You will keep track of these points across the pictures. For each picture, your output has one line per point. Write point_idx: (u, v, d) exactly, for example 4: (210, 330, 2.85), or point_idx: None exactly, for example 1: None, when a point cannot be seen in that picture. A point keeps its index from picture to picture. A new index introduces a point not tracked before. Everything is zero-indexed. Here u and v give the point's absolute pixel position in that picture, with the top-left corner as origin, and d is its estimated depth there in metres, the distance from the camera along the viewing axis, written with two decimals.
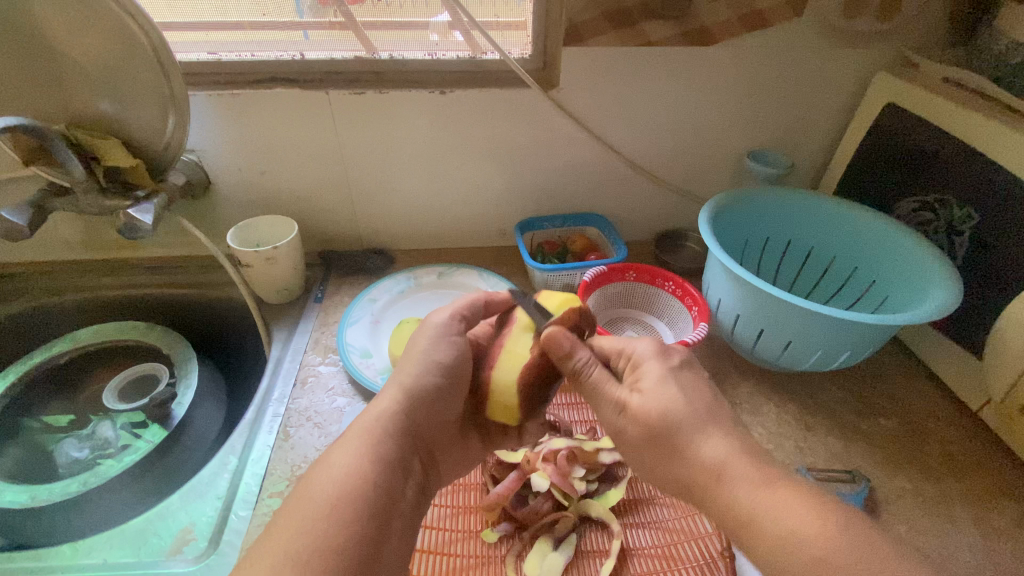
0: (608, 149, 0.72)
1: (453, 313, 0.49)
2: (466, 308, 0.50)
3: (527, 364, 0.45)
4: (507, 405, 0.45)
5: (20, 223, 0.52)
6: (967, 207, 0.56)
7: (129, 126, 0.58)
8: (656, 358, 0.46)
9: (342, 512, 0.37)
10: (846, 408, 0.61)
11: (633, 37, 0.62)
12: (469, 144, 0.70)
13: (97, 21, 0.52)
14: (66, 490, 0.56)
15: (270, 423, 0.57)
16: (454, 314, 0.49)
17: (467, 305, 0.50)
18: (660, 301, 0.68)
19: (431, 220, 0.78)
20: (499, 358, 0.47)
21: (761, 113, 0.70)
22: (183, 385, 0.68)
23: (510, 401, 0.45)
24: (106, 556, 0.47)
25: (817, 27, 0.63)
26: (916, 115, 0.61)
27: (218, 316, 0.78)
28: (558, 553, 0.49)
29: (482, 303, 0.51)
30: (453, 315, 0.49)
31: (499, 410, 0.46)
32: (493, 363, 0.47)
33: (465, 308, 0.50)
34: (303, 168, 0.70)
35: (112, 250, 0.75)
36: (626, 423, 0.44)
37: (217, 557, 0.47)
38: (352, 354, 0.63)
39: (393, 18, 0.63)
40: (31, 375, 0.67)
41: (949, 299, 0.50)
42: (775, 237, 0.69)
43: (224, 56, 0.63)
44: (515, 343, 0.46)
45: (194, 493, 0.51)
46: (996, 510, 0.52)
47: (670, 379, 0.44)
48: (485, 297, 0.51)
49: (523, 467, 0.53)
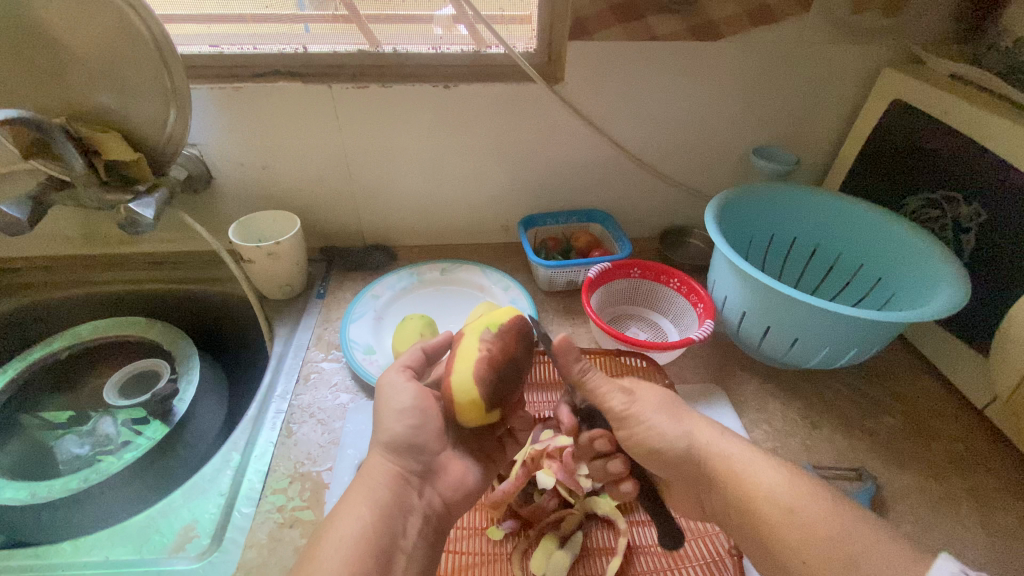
0: (613, 145, 0.71)
1: (398, 369, 0.49)
2: (409, 360, 0.50)
3: (479, 359, 0.44)
4: (470, 403, 0.44)
5: (20, 217, 0.52)
6: (974, 204, 0.56)
7: (129, 120, 0.57)
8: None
9: None
10: (851, 406, 0.61)
11: (639, 32, 0.61)
12: (472, 139, 0.69)
13: (98, 12, 0.51)
14: (66, 486, 0.55)
15: (273, 420, 0.57)
16: (400, 369, 0.49)
17: (409, 357, 0.50)
18: (665, 298, 0.67)
19: (434, 216, 0.78)
20: (451, 362, 0.46)
21: (766, 109, 0.70)
22: (184, 381, 0.67)
23: (470, 398, 0.44)
24: (108, 554, 0.47)
25: (824, 22, 0.62)
26: (923, 111, 0.60)
27: (220, 312, 0.77)
28: (564, 551, 0.48)
29: (421, 351, 0.51)
30: (399, 370, 0.49)
31: (462, 413, 0.44)
32: (446, 368, 0.46)
33: (408, 361, 0.50)
34: (307, 163, 0.70)
35: (113, 245, 0.75)
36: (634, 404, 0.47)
37: (220, 555, 0.46)
38: (355, 350, 0.63)
39: (397, 12, 0.62)
40: (29, 371, 0.67)
41: (959, 293, 0.50)
42: (781, 233, 0.69)
43: (225, 48, 0.62)
44: (463, 345, 0.46)
45: (196, 489, 0.51)
46: (1003, 508, 0.52)
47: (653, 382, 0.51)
48: (422, 345, 0.52)
49: (528, 464, 0.51)
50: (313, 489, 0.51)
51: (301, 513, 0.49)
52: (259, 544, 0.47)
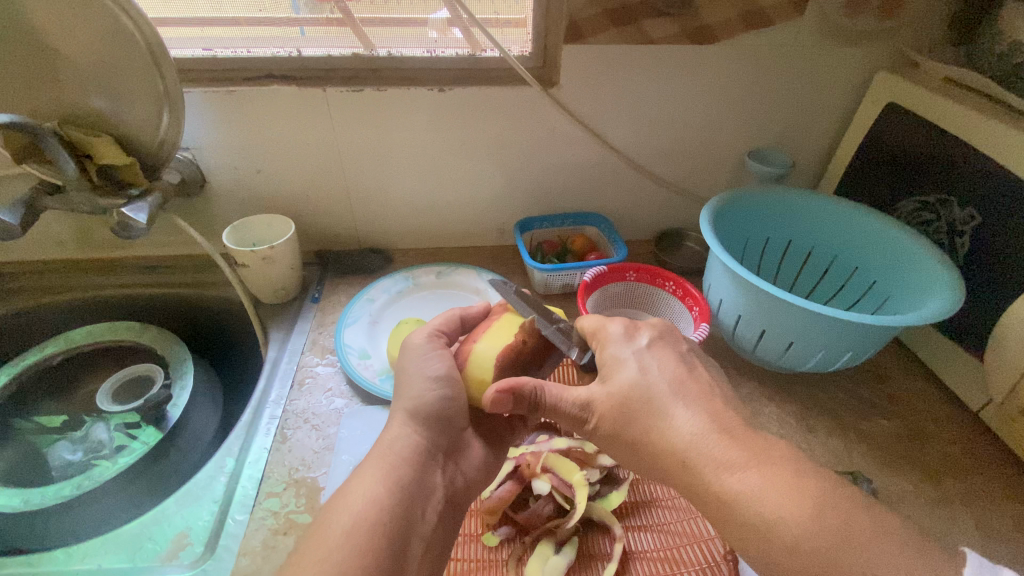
0: (609, 148, 0.71)
1: (430, 332, 0.51)
2: (442, 324, 0.52)
3: (506, 345, 0.48)
4: (479, 379, 0.47)
5: (12, 222, 0.51)
6: (967, 208, 0.56)
7: (122, 125, 0.57)
8: (624, 341, 0.45)
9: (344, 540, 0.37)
10: (848, 408, 0.61)
11: (635, 35, 0.61)
12: (468, 142, 0.69)
13: (92, 15, 0.51)
14: (58, 493, 0.56)
15: (268, 425, 0.56)
16: (432, 332, 0.51)
17: (443, 323, 0.52)
18: (661, 301, 0.68)
19: (429, 220, 0.77)
20: (480, 335, 0.50)
21: (761, 112, 0.70)
22: (178, 386, 0.67)
23: (481, 376, 0.47)
24: (100, 562, 0.46)
25: (819, 26, 0.62)
26: (916, 115, 0.61)
27: (215, 316, 0.77)
28: (559, 556, 0.48)
29: (458, 317, 0.53)
30: (431, 334, 0.50)
31: (470, 383, 0.48)
32: (472, 339, 0.50)
33: (441, 325, 0.52)
34: (301, 166, 0.69)
35: (105, 249, 0.74)
36: (595, 422, 0.43)
37: (214, 563, 0.46)
38: (351, 354, 0.63)
39: (392, 14, 0.62)
40: (22, 376, 0.67)
41: (950, 299, 0.50)
42: (776, 237, 0.69)
43: (219, 52, 0.62)
44: (499, 326, 0.50)
45: (190, 496, 0.51)
46: (998, 511, 0.52)
47: (634, 361, 0.43)
48: (460, 312, 0.53)
49: (523, 470, 0.53)
50: (308, 494, 0.51)
51: (297, 517, 0.49)
52: (253, 552, 0.46)
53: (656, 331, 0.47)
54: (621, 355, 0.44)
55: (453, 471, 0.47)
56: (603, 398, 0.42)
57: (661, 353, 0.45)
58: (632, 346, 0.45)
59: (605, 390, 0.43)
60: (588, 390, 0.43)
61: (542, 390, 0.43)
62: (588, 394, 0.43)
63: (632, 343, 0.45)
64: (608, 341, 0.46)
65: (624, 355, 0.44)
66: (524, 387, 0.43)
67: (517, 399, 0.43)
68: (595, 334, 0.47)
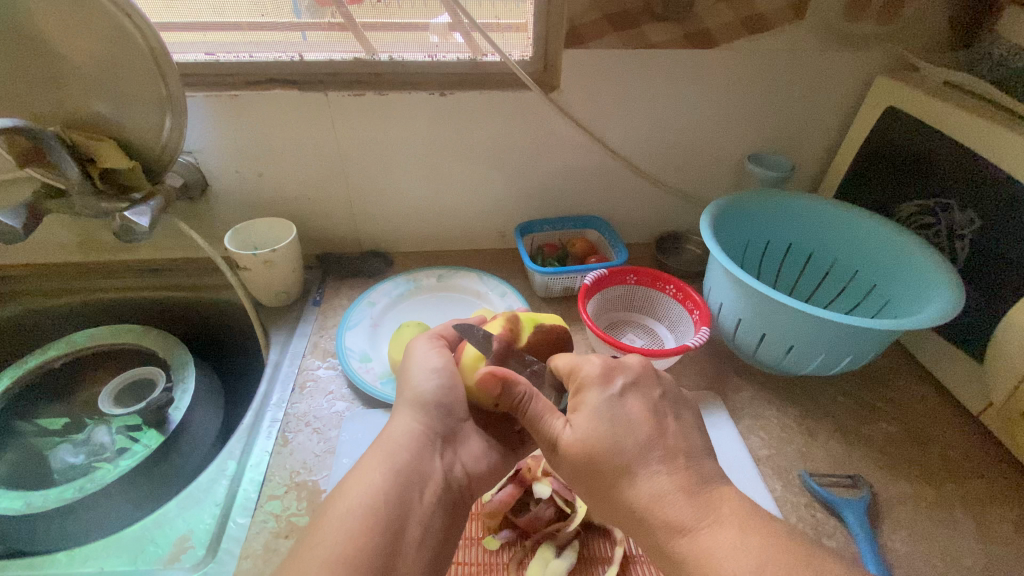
0: (609, 152, 0.71)
1: (431, 336, 0.52)
2: (442, 330, 0.53)
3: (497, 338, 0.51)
4: (473, 364, 0.49)
5: (15, 226, 0.52)
6: (968, 211, 0.57)
7: (125, 127, 0.57)
8: (600, 387, 0.43)
9: (345, 549, 0.37)
10: (847, 411, 0.61)
11: (636, 40, 0.62)
12: (468, 146, 0.70)
13: (96, 20, 0.51)
14: (61, 496, 0.55)
15: (270, 428, 0.57)
16: (434, 337, 0.52)
17: (443, 329, 0.54)
18: (661, 304, 0.68)
19: (430, 223, 0.77)
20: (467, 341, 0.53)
21: (761, 116, 0.70)
22: (180, 390, 0.66)
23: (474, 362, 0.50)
24: (103, 565, 0.46)
25: (819, 30, 0.62)
26: (915, 118, 0.61)
27: (217, 318, 0.77)
28: (561, 559, 0.48)
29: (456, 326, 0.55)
30: (432, 338, 0.52)
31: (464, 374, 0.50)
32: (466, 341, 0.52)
33: (442, 331, 0.53)
34: (301, 169, 0.69)
35: (107, 251, 0.75)
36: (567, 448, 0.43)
37: (216, 566, 0.46)
38: (352, 358, 0.63)
39: (394, 19, 0.62)
40: (26, 379, 0.66)
41: (950, 303, 0.50)
42: (776, 240, 0.69)
43: (221, 56, 0.62)
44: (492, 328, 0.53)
45: (191, 499, 0.51)
46: (998, 515, 0.52)
47: (603, 411, 0.42)
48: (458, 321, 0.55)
49: (524, 474, 0.53)
50: (309, 497, 0.51)
51: (298, 520, 0.49)
52: (254, 554, 0.47)
53: (633, 376, 0.44)
54: (595, 404, 0.42)
55: (455, 469, 0.47)
56: (569, 442, 0.41)
57: (635, 401, 0.43)
58: (606, 393, 0.43)
59: (574, 434, 0.41)
60: (562, 427, 0.43)
61: (529, 396, 0.44)
62: (559, 434, 0.42)
63: (607, 388, 0.43)
64: (584, 384, 0.43)
65: (597, 403, 0.42)
66: (513, 387, 0.44)
67: (505, 392, 0.45)
68: (571, 375, 0.45)
